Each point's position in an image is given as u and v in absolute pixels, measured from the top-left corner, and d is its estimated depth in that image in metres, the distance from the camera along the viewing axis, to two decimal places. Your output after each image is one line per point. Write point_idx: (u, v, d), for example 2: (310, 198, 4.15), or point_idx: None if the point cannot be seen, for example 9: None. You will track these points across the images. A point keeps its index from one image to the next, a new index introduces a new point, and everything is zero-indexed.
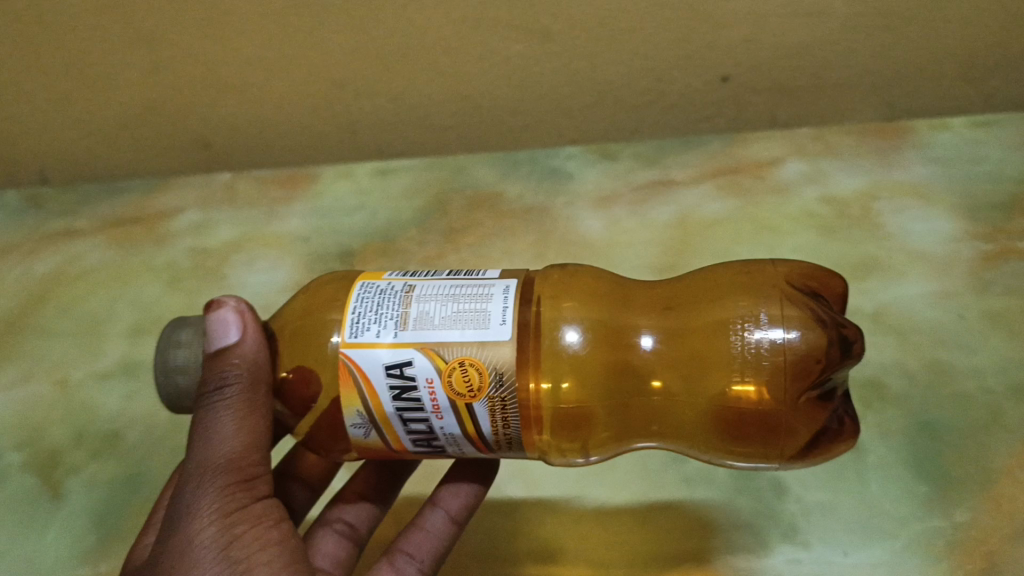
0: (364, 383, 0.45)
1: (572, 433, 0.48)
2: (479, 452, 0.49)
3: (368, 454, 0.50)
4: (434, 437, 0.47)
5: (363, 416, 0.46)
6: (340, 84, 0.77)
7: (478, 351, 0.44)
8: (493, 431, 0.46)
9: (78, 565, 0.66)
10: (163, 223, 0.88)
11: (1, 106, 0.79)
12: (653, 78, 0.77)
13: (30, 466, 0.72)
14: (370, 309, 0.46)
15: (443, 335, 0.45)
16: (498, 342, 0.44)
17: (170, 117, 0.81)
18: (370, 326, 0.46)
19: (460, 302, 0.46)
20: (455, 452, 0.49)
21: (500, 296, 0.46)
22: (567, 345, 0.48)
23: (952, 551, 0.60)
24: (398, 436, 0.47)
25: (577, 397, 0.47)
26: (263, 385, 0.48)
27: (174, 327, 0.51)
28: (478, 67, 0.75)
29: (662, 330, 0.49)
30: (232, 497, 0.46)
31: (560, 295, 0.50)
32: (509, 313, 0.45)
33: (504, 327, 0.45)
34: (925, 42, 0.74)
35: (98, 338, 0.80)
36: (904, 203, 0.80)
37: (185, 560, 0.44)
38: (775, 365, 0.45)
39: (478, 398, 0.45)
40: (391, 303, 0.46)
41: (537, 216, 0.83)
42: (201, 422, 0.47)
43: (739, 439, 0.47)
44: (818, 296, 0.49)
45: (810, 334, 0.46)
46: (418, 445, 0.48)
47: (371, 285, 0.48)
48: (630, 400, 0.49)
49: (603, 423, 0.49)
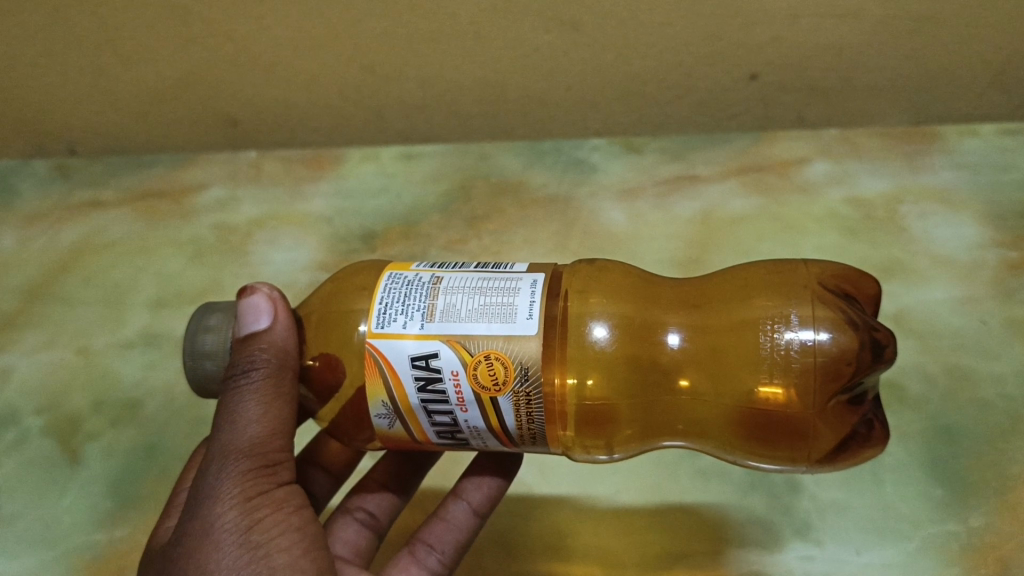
0: (389, 374, 0.46)
1: (596, 430, 0.48)
2: (503, 446, 0.49)
3: (392, 443, 0.50)
4: (458, 430, 0.47)
5: (388, 406, 0.47)
6: (369, 67, 0.77)
7: (504, 345, 0.44)
8: (518, 426, 0.46)
9: (95, 530, 0.66)
10: (188, 197, 0.88)
11: (32, 77, 0.79)
12: (682, 72, 0.77)
13: (50, 431, 0.73)
14: (397, 300, 0.47)
15: (469, 328, 0.45)
16: (524, 336, 0.45)
17: (200, 93, 0.81)
18: (397, 317, 0.46)
19: (487, 295, 0.46)
20: (478, 445, 0.49)
21: (527, 290, 0.46)
22: (594, 341, 0.48)
23: (965, 555, 0.60)
24: (422, 427, 0.47)
25: (603, 393, 0.48)
26: (289, 371, 0.48)
27: (204, 312, 0.52)
28: (508, 55, 0.75)
29: (690, 328, 0.49)
30: (255, 482, 0.46)
31: (588, 290, 0.49)
32: (536, 308, 0.45)
33: (531, 322, 0.45)
34: (957, 48, 0.74)
35: (121, 308, 0.80)
36: (929, 208, 0.79)
37: (207, 541, 0.44)
38: (805, 367, 0.46)
39: (502, 392, 0.45)
40: (418, 295, 0.47)
41: (560, 206, 0.83)
42: (225, 404, 0.48)
43: (765, 440, 0.48)
44: (851, 298, 0.48)
45: (841, 337, 0.46)
46: (442, 437, 0.48)
47: (398, 276, 0.48)
48: (656, 398, 0.49)
49: (627, 421, 0.49)
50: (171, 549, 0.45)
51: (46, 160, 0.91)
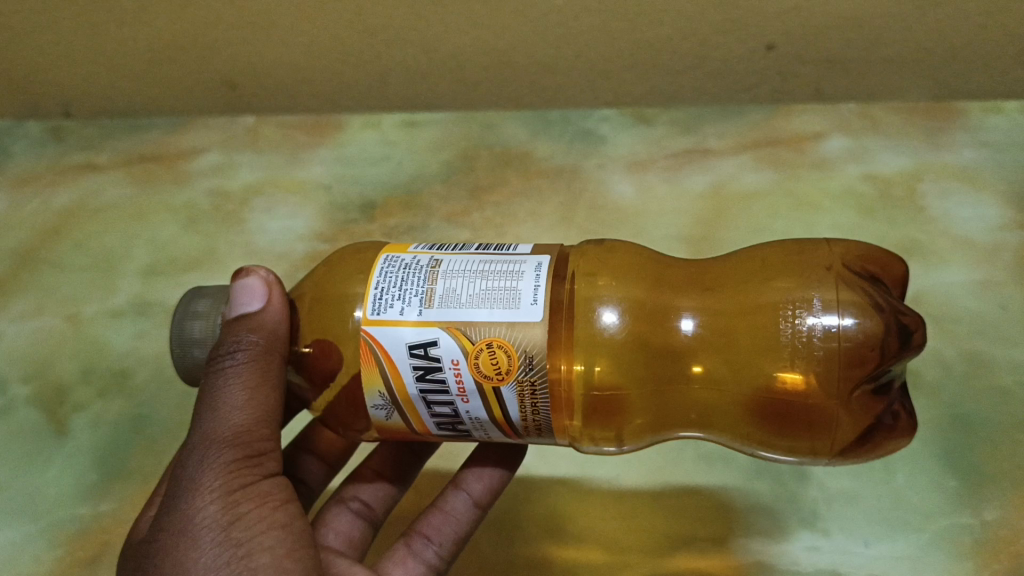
0: (386, 362, 0.43)
1: (606, 419, 0.46)
2: (507, 438, 0.46)
3: (390, 435, 0.48)
4: (459, 421, 0.45)
5: (385, 397, 0.44)
6: (370, 30, 0.74)
7: (507, 333, 0.42)
8: (522, 417, 0.44)
9: (80, 503, 0.65)
10: (184, 161, 0.86)
11: (25, 35, 0.77)
12: (695, 42, 0.74)
13: (37, 399, 0.71)
14: (394, 285, 0.44)
15: (470, 314, 0.43)
16: (528, 323, 0.42)
17: (197, 56, 0.79)
18: (397, 301, 0.44)
19: (489, 279, 0.43)
20: (480, 436, 0.47)
21: (531, 274, 0.43)
22: (604, 326, 0.45)
23: (978, 550, 0.57)
24: (421, 418, 0.45)
25: (611, 380, 0.45)
26: (277, 354, 0.47)
27: (192, 298, 0.51)
28: (515, 21, 0.72)
29: (703, 312, 0.47)
30: (238, 474, 0.44)
31: (597, 272, 0.47)
32: (541, 292, 0.43)
33: (535, 307, 0.42)
34: (985, 23, 0.70)
35: (113, 275, 0.78)
36: (950, 186, 0.76)
37: (183, 539, 0.42)
38: (828, 354, 0.43)
39: (505, 383, 0.43)
40: (416, 279, 0.44)
41: (567, 177, 0.81)
42: (209, 390, 0.46)
43: (785, 432, 0.45)
44: (877, 280, 0.46)
45: (866, 322, 0.43)
46: (442, 429, 0.46)
47: (395, 258, 0.46)
48: (667, 386, 0.47)
49: (638, 409, 0.47)
50: (149, 546, 0.43)
51: (41, 121, 0.89)
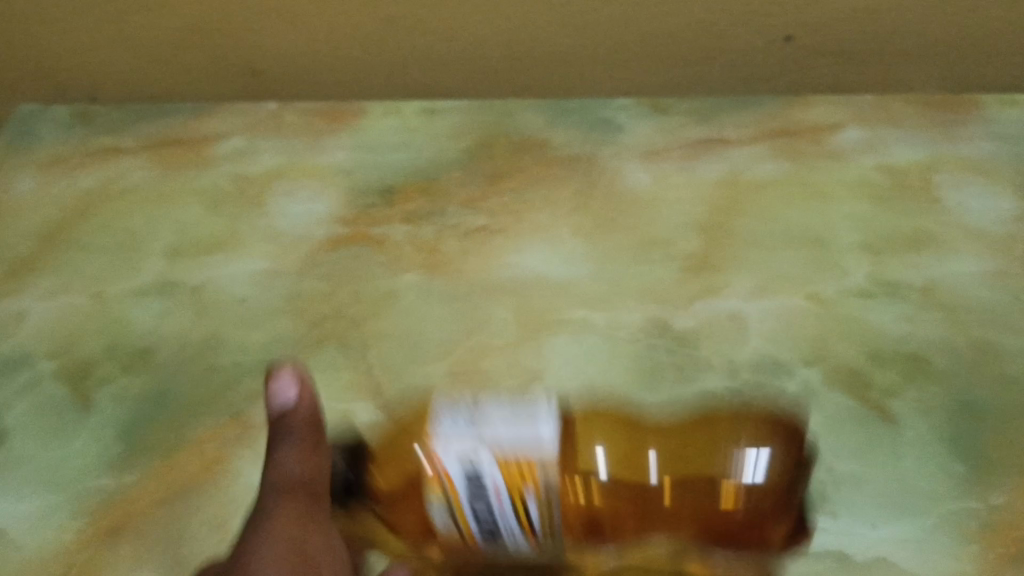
0: (443, 485, 0.52)
1: (594, 536, 0.58)
2: (530, 551, 0.56)
3: (444, 543, 0.56)
4: (497, 538, 0.54)
5: (445, 510, 0.53)
6: (420, 20, 0.82)
7: (539, 462, 0.51)
8: (542, 526, 0.53)
9: (102, 476, 0.65)
10: (208, 146, 0.88)
11: (104, 12, 0.86)
12: (713, 33, 0.80)
13: (61, 375, 0.72)
14: (444, 415, 0.53)
15: (512, 437, 0.51)
16: (544, 454, 0.51)
17: (253, 40, 0.86)
18: (457, 491, 0.51)
19: (517, 411, 0.53)
20: (512, 549, 0.55)
21: (547, 409, 0.53)
22: (595, 476, 0.58)
23: (984, 534, 0.57)
24: (470, 531, 0.54)
25: (601, 508, 0.58)
26: (320, 437, 0.56)
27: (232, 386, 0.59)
28: (549, 11, 0.80)
29: (665, 450, 0.61)
30: (303, 515, 0.53)
31: (585, 437, 0.61)
32: (554, 410, 0.53)
33: (552, 442, 0.52)
34: (976, 21, 0.78)
35: (138, 255, 0.80)
36: (964, 178, 0.76)
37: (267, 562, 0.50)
38: (760, 490, 0.57)
39: (529, 491, 0.52)
40: (459, 411, 0.53)
41: (583, 164, 0.81)
42: (270, 456, 0.55)
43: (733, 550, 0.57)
44: (794, 434, 0.60)
45: (781, 460, 0.58)
46: (485, 539, 0.55)
47: (446, 399, 0.55)
48: (646, 508, 0.59)
49: (627, 526, 0.59)
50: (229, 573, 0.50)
51: (67, 105, 0.93)
